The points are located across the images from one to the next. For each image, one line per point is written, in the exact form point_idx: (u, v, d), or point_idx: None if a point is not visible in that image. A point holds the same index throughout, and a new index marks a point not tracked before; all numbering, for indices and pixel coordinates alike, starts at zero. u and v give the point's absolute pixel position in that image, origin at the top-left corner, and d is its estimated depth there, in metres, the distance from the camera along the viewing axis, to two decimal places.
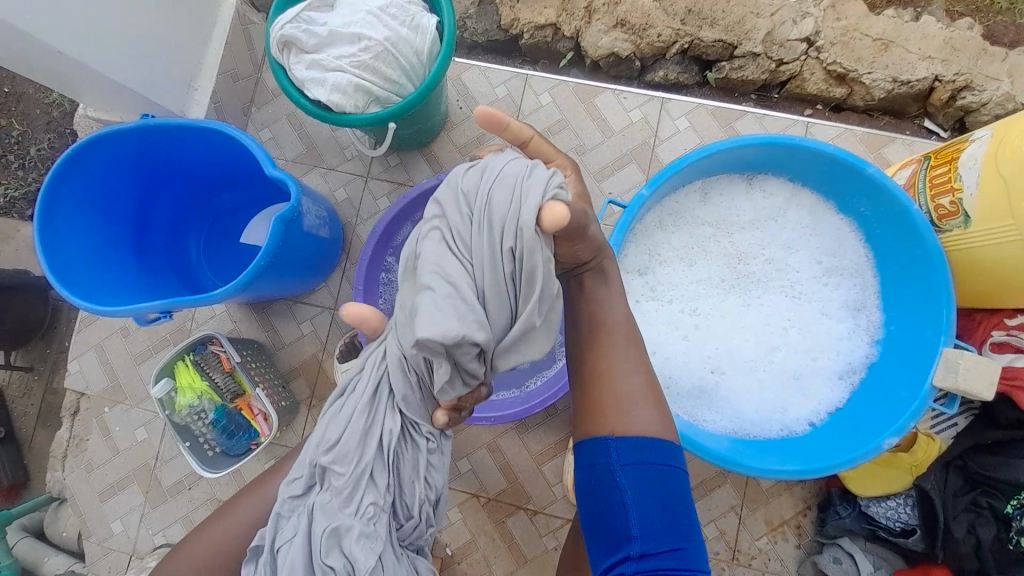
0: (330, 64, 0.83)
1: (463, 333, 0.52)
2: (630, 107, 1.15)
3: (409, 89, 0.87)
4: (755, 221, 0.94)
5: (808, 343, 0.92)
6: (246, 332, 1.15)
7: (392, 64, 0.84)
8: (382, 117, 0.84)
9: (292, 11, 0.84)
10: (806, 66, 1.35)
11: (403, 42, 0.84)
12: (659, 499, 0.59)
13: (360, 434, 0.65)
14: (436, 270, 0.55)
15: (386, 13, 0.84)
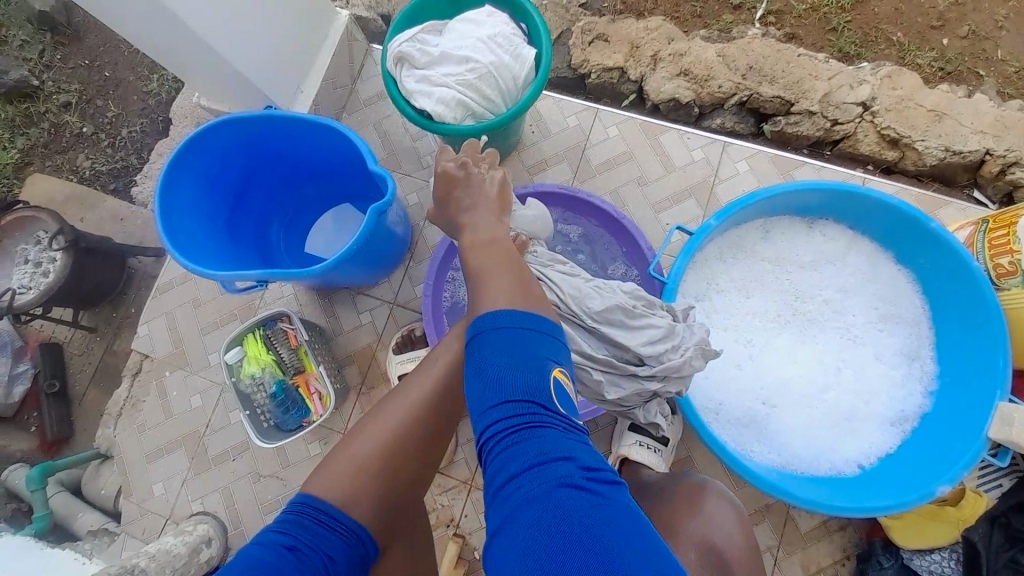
0: (437, 79, 0.93)
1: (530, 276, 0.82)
2: (693, 147, 1.22)
3: (503, 108, 0.96)
4: (814, 263, 0.98)
5: (860, 386, 0.93)
6: (308, 315, 1.21)
7: (491, 84, 0.94)
8: (477, 129, 0.92)
9: (409, 33, 0.96)
10: (860, 128, 1.42)
11: (505, 68, 0.93)
12: (515, 358, 0.56)
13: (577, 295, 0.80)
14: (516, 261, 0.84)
15: (491, 41, 0.94)
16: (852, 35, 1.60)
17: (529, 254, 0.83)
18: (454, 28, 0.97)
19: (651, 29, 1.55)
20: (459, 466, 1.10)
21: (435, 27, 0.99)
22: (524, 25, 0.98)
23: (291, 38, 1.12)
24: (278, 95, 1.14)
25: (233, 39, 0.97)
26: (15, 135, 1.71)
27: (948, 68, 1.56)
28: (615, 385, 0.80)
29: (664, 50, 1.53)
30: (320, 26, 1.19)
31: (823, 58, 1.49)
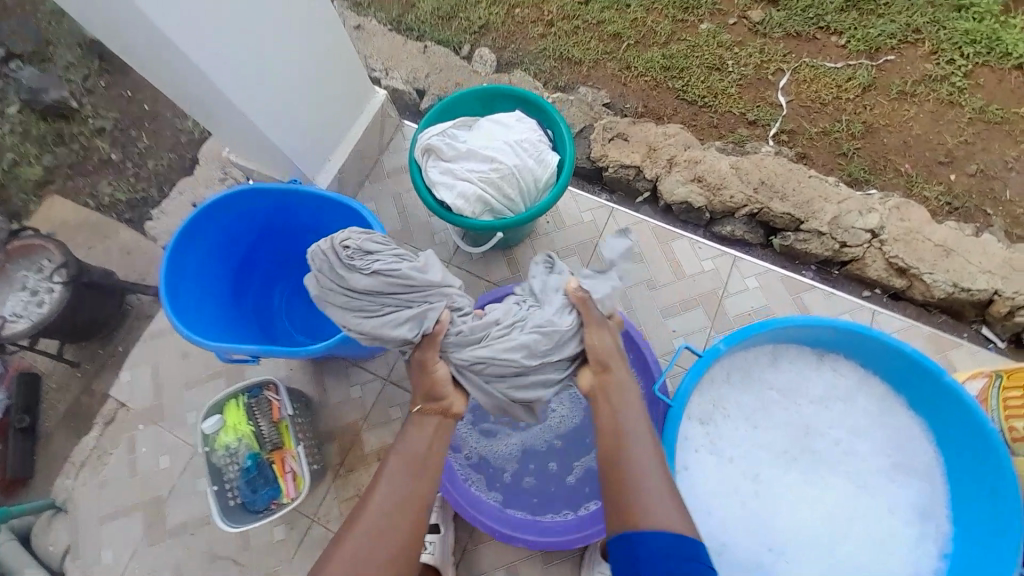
0: (460, 172, 0.95)
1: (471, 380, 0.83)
2: (703, 257, 1.23)
3: (521, 207, 0.97)
4: (825, 398, 0.94)
5: (870, 541, 0.86)
6: (297, 382, 1.17)
7: (513, 184, 0.95)
8: (494, 226, 0.93)
9: (440, 126, 0.99)
10: (869, 253, 1.45)
11: (528, 171, 0.96)
12: (671, 557, 0.63)
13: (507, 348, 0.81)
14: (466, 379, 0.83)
15: (518, 145, 0.97)
16: (862, 161, 1.67)
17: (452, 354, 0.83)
18: (485, 126, 1.01)
19: (670, 134, 1.63)
20: None
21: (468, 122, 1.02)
22: (550, 131, 1.03)
23: (331, 117, 1.17)
24: (310, 164, 1.18)
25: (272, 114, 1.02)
26: (44, 152, 1.75)
27: (954, 203, 1.62)
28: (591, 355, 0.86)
29: (680, 155, 1.59)
30: (363, 106, 1.25)
31: (833, 183, 1.55)
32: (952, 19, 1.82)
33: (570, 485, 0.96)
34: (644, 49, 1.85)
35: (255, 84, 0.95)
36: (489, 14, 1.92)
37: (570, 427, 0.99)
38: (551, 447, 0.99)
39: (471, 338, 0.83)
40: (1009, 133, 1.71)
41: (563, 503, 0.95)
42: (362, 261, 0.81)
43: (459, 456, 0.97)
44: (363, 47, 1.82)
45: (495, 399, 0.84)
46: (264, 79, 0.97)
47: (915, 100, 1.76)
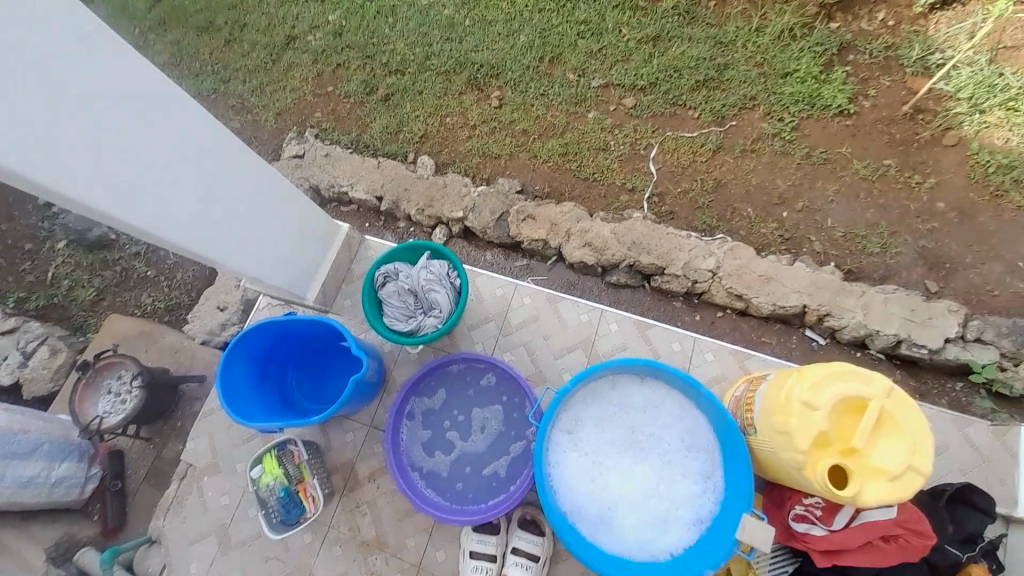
0: (403, 316, 1.50)
1: (419, 326, 1.47)
2: (580, 312, 1.79)
3: (429, 305, 1.49)
4: (643, 407, 1.48)
5: (671, 496, 1.38)
6: (309, 435, 1.68)
7: (422, 292, 1.49)
8: (416, 314, 1.49)
9: (397, 257, 1.57)
10: (713, 286, 2.03)
11: (430, 287, 1.49)
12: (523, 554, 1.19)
13: (417, 331, 1.47)
14: (423, 319, 1.48)
15: (441, 283, 1.50)
16: (711, 212, 2.24)
17: (419, 337, 1.46)
18: (413, 275, 1.52)
19: (565, 211, 2.22)
20: (410, 551, 1.52)
21: (405, 272, 1.53)
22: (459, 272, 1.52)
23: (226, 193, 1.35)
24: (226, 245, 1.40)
25: (154, 192, 1.15)
26: (98, 275, 2.33)
27: (787, 235, 2.17)
28: (426, 305, 1.49)
29: (574, 227, 2.18)
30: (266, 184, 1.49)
31: (686, 235, 2.12)
32: (784, 83, 2.37)
33: (485, 485, 1.46)
34: (547, 140, 2.44)
35: (182, 195, 1.22)
36: (427, 126, 2.55)
37: (484, 445, 1.50)
38: (466, 465, 1.48)
39: (417, 334, 1.47)
40: (832, 171, 2.25)
41: (487, 499, 1.44)
42: (391, 309, 1.50)
43: (417, 471, 1.48)
44: (334, 170, 2.45)
45: (424, 321, 1.47)
46: (211, 201, 1.30)
47: (757, 155, 2.31)
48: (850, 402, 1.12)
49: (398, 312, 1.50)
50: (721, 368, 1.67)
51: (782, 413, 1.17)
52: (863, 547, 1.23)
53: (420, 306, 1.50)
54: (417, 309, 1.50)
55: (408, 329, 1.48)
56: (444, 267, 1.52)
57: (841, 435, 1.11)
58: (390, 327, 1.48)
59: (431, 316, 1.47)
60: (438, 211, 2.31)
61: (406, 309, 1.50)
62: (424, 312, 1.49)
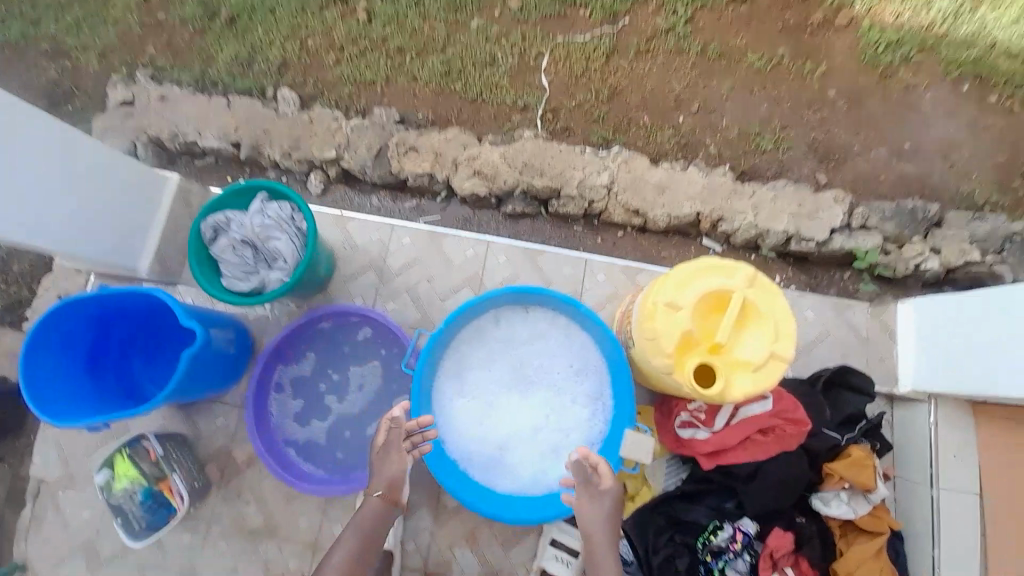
0: (244, 272, 1.30)
1: (262, 280, 1.28)
2: (465, 247, 1.64)
3: (271, 254, 1.30)
4: (528, 338, 1.39)
5: (561, 425, 1.34)
6: (175, 427, 1.51)
7: (260, 242, 1.29)
8: (258, 268, 1.30)
9: (229, 205, 1.34)
10: (609, 204, 1.92)
11: (269, 235, 1.29)
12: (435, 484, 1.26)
13: (261, 287, 1.28)
14: (266, 272, 1.29)
15: (280, 228, 1.29)
16: (608, 124, 2.09)
17: (264, 293, 1.28)
18: (247, 224, 1.30)
19: (449, 138, 2.01)
20: (302, 530, 1.44)
21: (238, 222, 1.31)
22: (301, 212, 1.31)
23: (20, 171, 1.16)
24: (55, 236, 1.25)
25: None
26: None
27: (684, 141, 2.07)
28: (268, 256, 1.30)
29: (461, 155, 1.98)
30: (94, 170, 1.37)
31: (580, 151, 1.98)
32: None
33: (368, 445, 1.36)
34: (426, 58, 2.14)
35: None
36: (285, 52, 2.17)
37: (363, 404, 1.38)
38: (346, 429, 1.37)
39: (261, 290, 1.29)
40: (728, 66, 2.13)
41: (372, 460, 1.35)
42: (229, 267, 1.31)
43: (291, 444, 1.36)
44: (176, 117, 2.06)
45: (267, 274, 1.28)
46: (10, 178, 1.13)
47: (652, 56, 2.14)
48: (713, 299, 1.08)
49: (237, 269, 1.31)
50: (613, 288, 1.60)
51: (649, 319, 1.11)
52: (743, 444, 1.25)
53: (262, 258, 1.31)
54: (258, 261, 1.30)
55: (251, 286, 1.29)
56: (282, 209, 1.31)
57: (704, 333, 1.08)
58: (230, 287, 1.29)
59: (275, 267, 1.29)
60: (305, 154, 2.02)
61: (246, 264, 1.31)
62: (267, 264, 1.30)
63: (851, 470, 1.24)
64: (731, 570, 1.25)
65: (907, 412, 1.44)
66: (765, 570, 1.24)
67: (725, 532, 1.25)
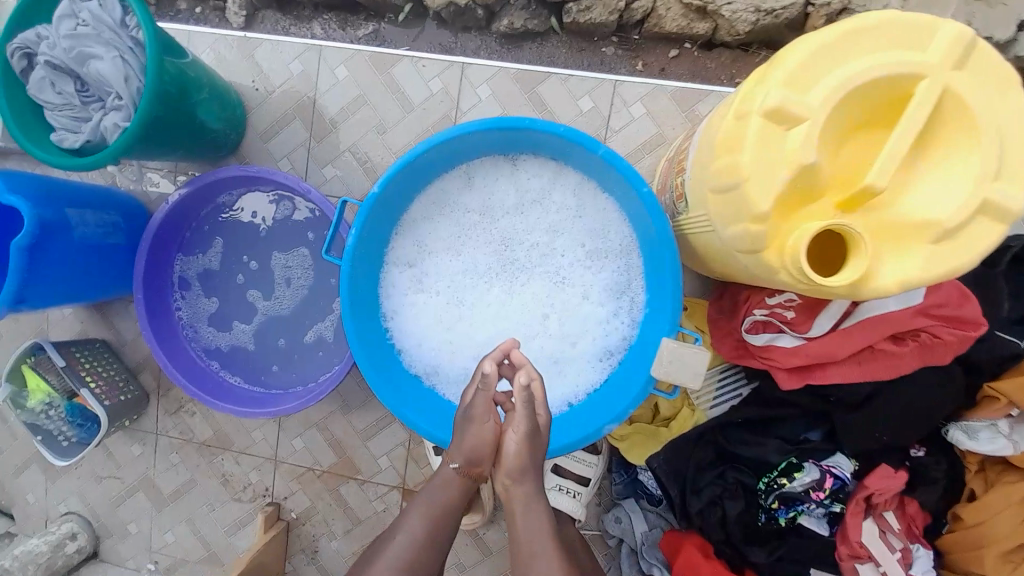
0: (69, 117, 0.85)
1: (96, 127, 0.84)
2: (427, 77, 1.08)
3: (104, 86, 0.84)
4: (518, 206, 0.91)
5: (565, 330, 0.92)
6: (93, 333, 1.21)
7: (84, 67, 0.83)
8: (90, 109, 0.85)
9: (25, 9, 0.84)
10: (659, 1, 1.18)
11: (94, 54, 0.82)
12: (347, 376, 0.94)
13: (97, 136, 0.84)
14: (101, 113, 0.84)
15: (109, 42, 0.82)
16: None
17: (105, 146, 0.85)
18: (55, 36, 0.82)
19: None
20: (260, 444, 1.21)
21: (42, 35, 0.83)
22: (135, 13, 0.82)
23: None
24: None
25: None
26: None
27: None
28: (101, 90, 0.84)
29: None
30: None
31: None
32: None
33: (308, 354, 1.03)
34: None
35: None
36: None
37: (298, 302, 1.03)
38: (277, 336, 1.03)
39: (99, 142, 0.85)
40: None
41: (316, 376, 1.03)
42: (45, 109, 0.85)
43: (210, 355, 1.04)
44: None
45: (103, 118, 0.84)
46: None
47: None
48: (873, 97, 0.52)
49: (58, 111, 0.85)
50: (656, 127, 1.03)
51: (728, 148, 0.57)
52: (856, 357, 0.79)
53: (94, 95, 0.85)
54: (89, 100, 0.85)
55: (82, 136, 0.84)
56: (109, 10, 0.82)
57: (839, 173, 0.54)
58: (52, 141, 0.85)
59: (114, 106, 0.84)
60: None
61: (70, 103, 0.85)
62: (102, 101, 0.85)
63: None
64: (805, 516, 0.90)
65: None
66: (856, 516, 0.87)
67: (806, 473, 0.86)
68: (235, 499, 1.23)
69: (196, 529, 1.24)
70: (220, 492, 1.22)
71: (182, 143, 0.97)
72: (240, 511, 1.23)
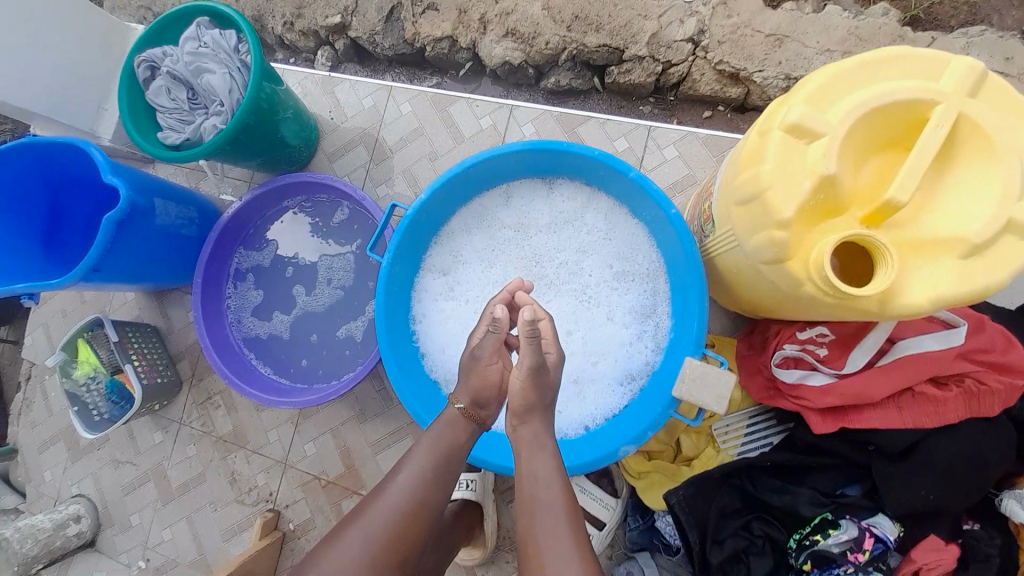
0: (177, 118, 1.02)
1: (198, 128, 1.00)
2: (480, 114, 1.21)
3: (211, 95, 1.00)
4: (551, 225, 0.96)
5: (588, 347, 0.92)
6: (147, 318, 1.30)
7: (197, 79, 1.00)
8: (195, 114, 1.01)
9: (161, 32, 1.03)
10: (694, 67, 1.29)
11: (207, 69, 0.99)
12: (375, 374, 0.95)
13: (197, 136, 1.00)
14: (204, 118, 1.00)
15: (221, 60, 0.99)
16: None
17: (200, 143, 1.00)
18: (179, 54, 1.00)
19: None
20: (273, 446, 1.21)
21: (170, 53, 1.01)
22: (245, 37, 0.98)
23: None
24: (32, 97, 1.08)
25: None
26: None
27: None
28: (207, 98, 1.01)
29: (490, 11, 1.40)
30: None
31: None
32: None
33: (335, 353, 1.07)
34: None
35: None
36: None
37: (334, 302, 1.09)
38: (310, 332, 1.09)
39: (198, 140, 1.00)
40: None
41: (338, 375, 1.06)
42: (160, 111, 1.02)
43: (246, 344, 1.10)
44: None
45: (204, 120, 1.00)
46: None
47: None
48: (890, 121, 0.55)
49: (168, 113, 1.02)
50: (687, 169, 1.09)
51: (751, 162, 0.60)
52: (895, 399, 0.74)
53: (201, 102, 1.02)
54: (196, 106, 1.02)
55: (184, 134, 1.00)
56: (225, 36, 0.99)
57: (860, 190, 0.57)
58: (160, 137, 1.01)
59: (215, 112, 1.00)
60: (311, 24, 1.52)
61: (179, 107, 1.01)
62: (206, 108, 1.01)
63: None
64: None
65: None
66: None
67: (843, 531, 0.76)
68: (238, 500, 1.21)
69: (195, 527, 1.22)
70: (226, 490, 1.22)
71: (262, 152, 1.11)
72: (240, 514, 1.21)
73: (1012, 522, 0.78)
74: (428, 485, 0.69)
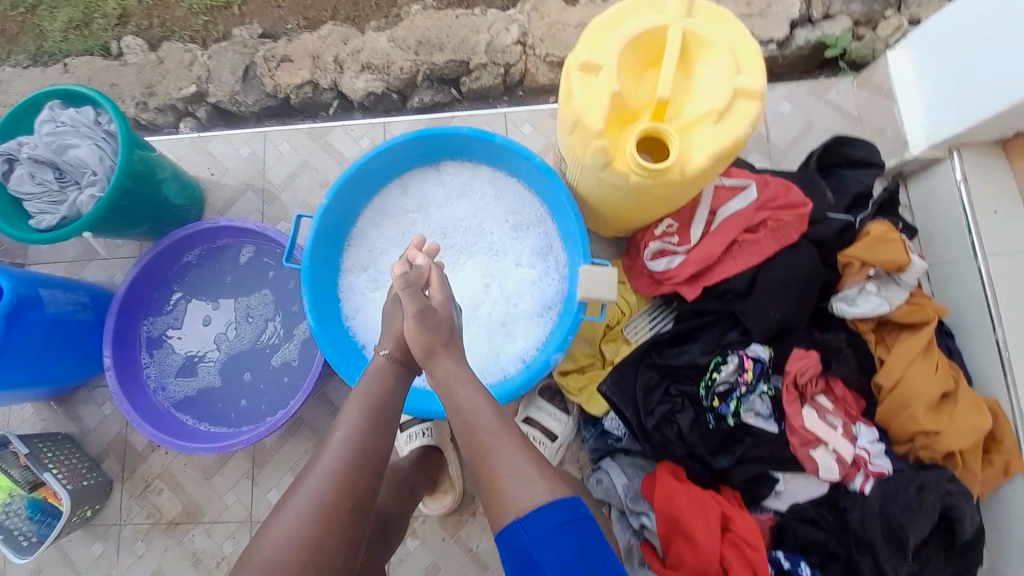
0: (46, 201, 1.00)
1: (73, 204, 1.00)
2: (358, 137, 1.33)
3: (82, 171, 1.01)
4: (448, 202, 1.10)
5: (507, 293, 1.06)
6: (56, 426, 1.20)
7: (61, 159, 1.00)
8: (67, 193, 1.01)
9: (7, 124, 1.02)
10: (529, 63, 1.53)
11: (72, 147, 1.00)
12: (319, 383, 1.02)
13: (74, 212, 1.00)
14: (78, 194, 1.01)
15: (85, 137, 1.01)
16: None
17: (80, 218, 1.00)
18: (34, 139, 1.00)
19: (323, 35, 1.56)
20: (233, 508, 1.16)
21: (23, 140, 1.00)
22: (106, 110, 1.02)
23: None
24: None
25: None
26: None
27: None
28: (77, 174, 1.01)
29: (342, 52, 1.55)
30: None
31: (480, 12, 1.58)
32: None
33: (272, 385, 1.09)
34: None
35: None
36: None
37: (260, 337, 1.11)
38: (243, 374, 1.10)
39: (76, 216, 1.00)
40: None
41: (280, 406, 1.08)
42: (25, 198, 1.00)
43: (176, 406, 1.08)
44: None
45: (80, 196, 1.00)
46: None
47: None
48: (646, 46, 0.78)
49: (35, 197, 1.00)
50: (545, 138, 1.30)
51: (569, 96, 0.79)
52: (731, 252, 0.97)
53: (70, 179, 1.02)
54: (65, 185, 1.02)
55: (58, 213, 0.99)
56: (84, 114, 1.02)
57: (643, 98, 0.78)
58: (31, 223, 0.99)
59: (90, 185, 1.01)
60: (165, 99, 1.54)
61: (45, 189, 1.00)
62: (77, 184, 1.01)
63: (873, 251, 0.95)
64: (749, 414, 0.96)
65: (924, 185, 1.18)
66: (792, 402, 0.96)
67: (729, 362, 0.95)
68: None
69: None
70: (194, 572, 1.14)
71: (149, 216, 1.12)
72: None
73: (848, 321, 1.00)
74: (366, 443, 0.71)
